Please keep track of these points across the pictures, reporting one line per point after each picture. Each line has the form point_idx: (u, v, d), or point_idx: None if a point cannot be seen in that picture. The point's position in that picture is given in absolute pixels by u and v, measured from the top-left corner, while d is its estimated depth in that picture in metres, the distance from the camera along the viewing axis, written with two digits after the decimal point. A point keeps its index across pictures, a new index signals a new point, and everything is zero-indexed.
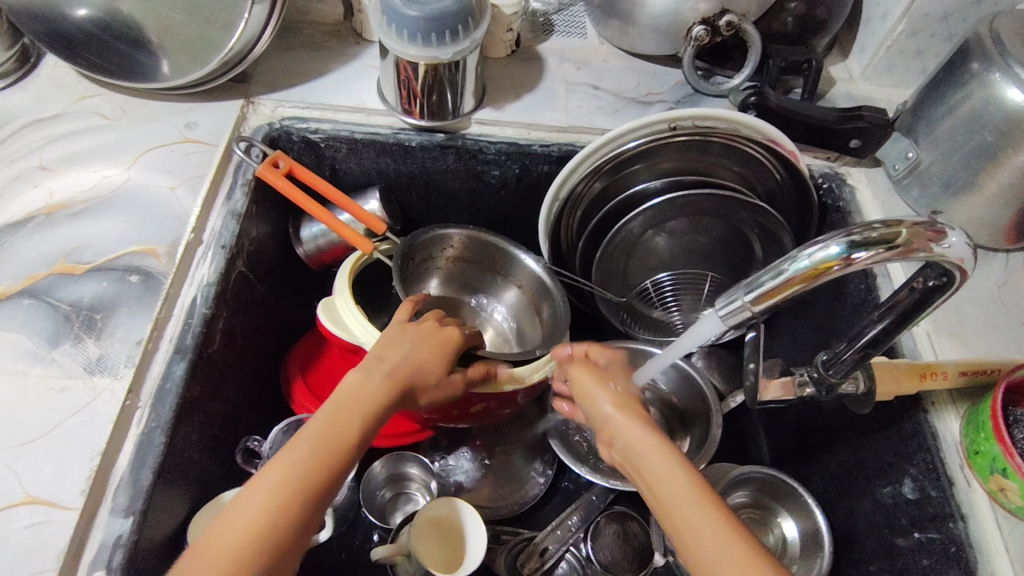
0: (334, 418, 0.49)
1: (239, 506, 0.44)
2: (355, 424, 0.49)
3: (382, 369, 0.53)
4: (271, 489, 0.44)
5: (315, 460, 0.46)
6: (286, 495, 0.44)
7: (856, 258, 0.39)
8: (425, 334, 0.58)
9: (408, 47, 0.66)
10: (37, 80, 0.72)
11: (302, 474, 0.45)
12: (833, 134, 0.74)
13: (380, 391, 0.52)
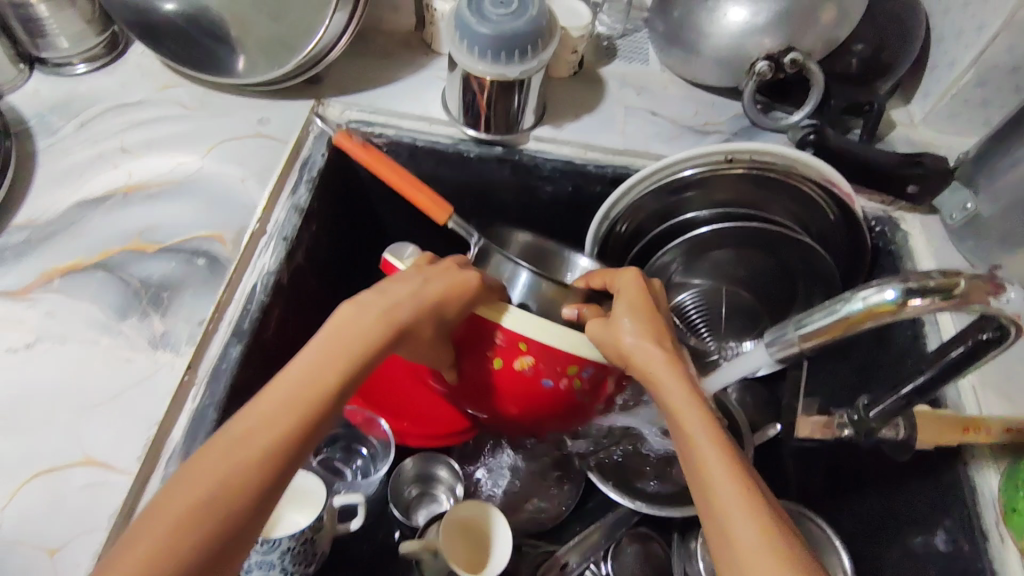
0: (317, 361, 0.47)
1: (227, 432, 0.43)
2: (343, 366, 0.48)
3: (377, 310, 0.51)
4: (254, 431, 0.43)
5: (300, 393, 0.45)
6: (279, 438, 0.43)
7: (910, 304, 0.39)
8: (439, 275, 0.55)
9: (477, 62, 0.68)
10: (123, 67, 0.76)
11: (291, 412, 0.44)
12: (891, 178, 0.74)
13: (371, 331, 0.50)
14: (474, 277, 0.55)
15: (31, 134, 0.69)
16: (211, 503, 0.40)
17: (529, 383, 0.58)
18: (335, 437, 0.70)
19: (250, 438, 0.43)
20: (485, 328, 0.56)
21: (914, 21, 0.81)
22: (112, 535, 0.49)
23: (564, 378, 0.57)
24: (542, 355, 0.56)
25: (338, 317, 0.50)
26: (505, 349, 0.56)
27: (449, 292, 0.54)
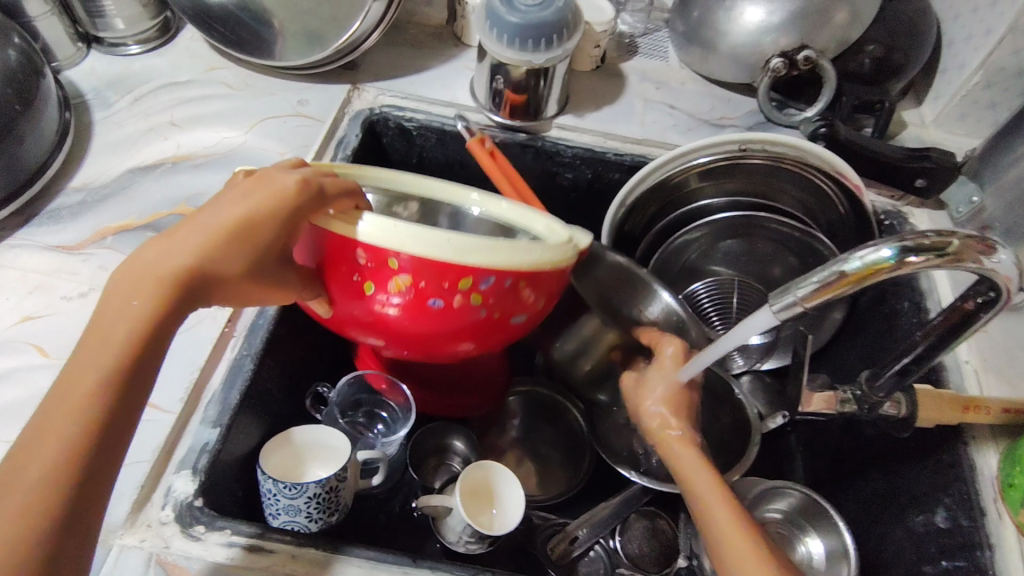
0: (92, 346, 0.38)
1: (22, 441, 0.35)
2: (126, 334, 0.38)
3: (151, 263, 0.41)
4: (38, 445, 0.34)
5: (95, 373, 0.37)
6: (70, 439, 0.35)
7: (907, 261, 0.42)
8: (236, 199, 0.44)
9: (505, 50, 0.72)
10: (174, 48, 0.81)
11: (71, 411, 0.35)
12: (899, 172, 0.77)
13: (152, 289, 0.40)
14: (284, 189, 0.44)
15: (87, 106, 0.74)
16: (6, 541, 0.32)
17: (421, 307, 0.50)
18: (359, 402, 0.74)
19: (33, 452, 0.34)
20: (347, 249, 0.48)
21: (925, 25, 0.84)
22: (155, 465, 0.53)
23: (456, 293, 0.49)
24: (422, 269, 0.48)
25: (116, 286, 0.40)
26: (377, 271, 0.48)
27: (259, 207, 0.44)
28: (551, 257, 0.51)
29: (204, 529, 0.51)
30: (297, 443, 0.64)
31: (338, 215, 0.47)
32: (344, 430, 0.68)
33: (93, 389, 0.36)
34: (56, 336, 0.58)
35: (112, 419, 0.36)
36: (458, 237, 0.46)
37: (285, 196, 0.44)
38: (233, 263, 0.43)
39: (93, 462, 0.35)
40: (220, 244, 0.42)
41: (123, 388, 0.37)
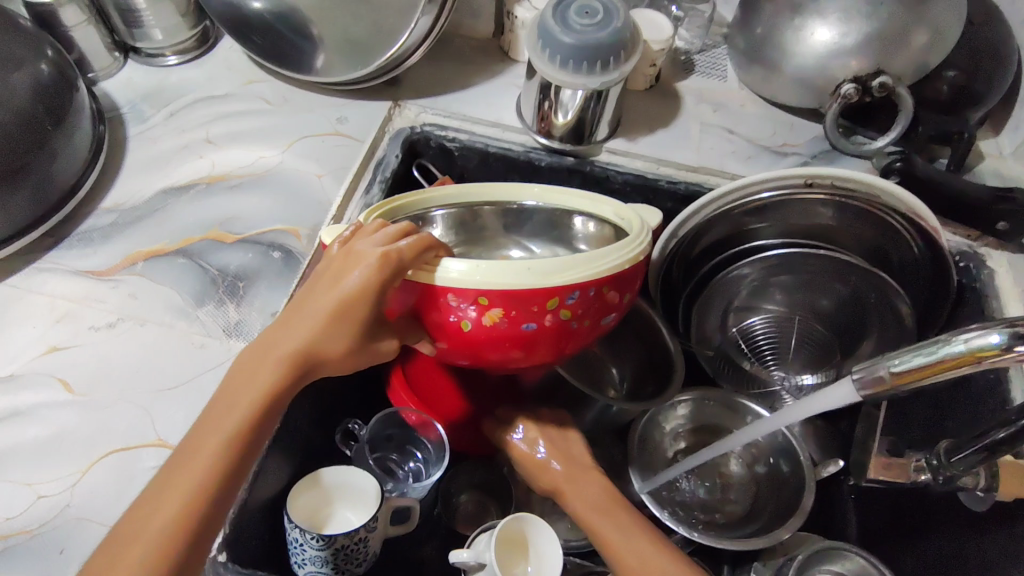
0: (201, 433, 0.40)
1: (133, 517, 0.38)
2: (236, 418, 0.40)
3: (266, 351, 0.43)
4: (145, 522, 0.37)
5: (198, 457, 0.39)
6: (168, 523, 0.37)
7: (1017, 350, 0.37)
8: (334, 277, 0.43)
9: (557, 71, 0.67)
10: (211, 60, 0.78)
11: (176, 499, 0.38)
12: (980, 213, 0.71)
13: (263, 376, 0.42)
14: (370, 264, 0.42)
15: (122, 120, 0.72)
16: None
17: (515, 336, 0.46)
18: (389, 436, 0.70)
19: (138, 529, 0.37)
20: (434, 297, 0.45)
21: (1011, 52, 0.77)
22: None
23: (546, 314, 0.45)
24: (509, 301, 0.44)
25: (233, 369, 0.43)
26: (464, 313, 0.45)
27: (358, 284, 0.42)
28: (628, 256, 0.46)
29: None
30: (327, 483, 0.60)
31: (423, 273, 0.44)
32: (375, 471, 0.66)
33: (197, 479, 0.38)
34: (83, 371, 0.55)
35: (214, 503, 0.39)
36: (532, 263, 0.43)
37: (372, 272, 0.42)
38: (337, 345, 0.44)
39: (190, 548, 0.37)
40: (325, 328, 0.43)
41: (225, 476, 0.39)
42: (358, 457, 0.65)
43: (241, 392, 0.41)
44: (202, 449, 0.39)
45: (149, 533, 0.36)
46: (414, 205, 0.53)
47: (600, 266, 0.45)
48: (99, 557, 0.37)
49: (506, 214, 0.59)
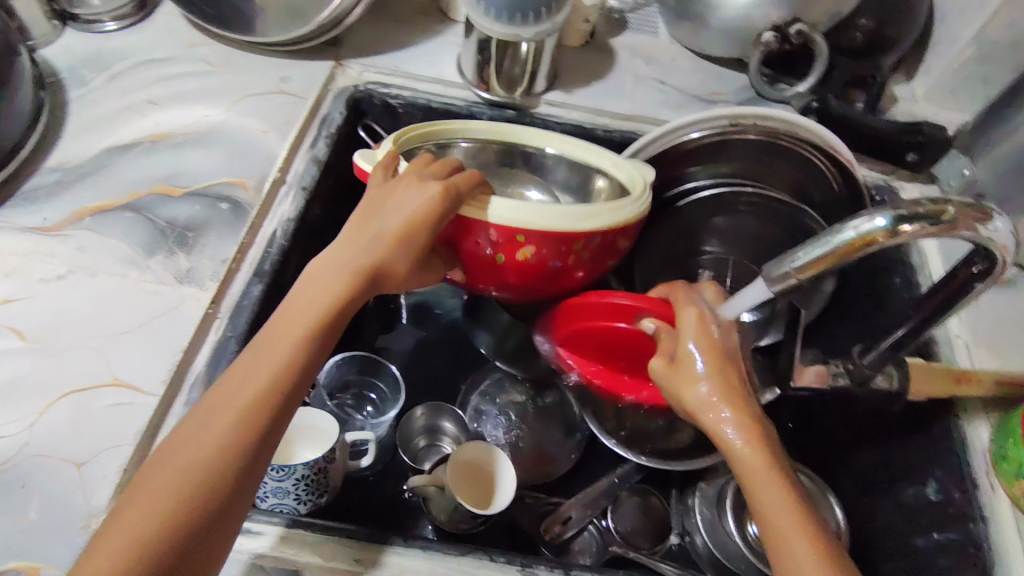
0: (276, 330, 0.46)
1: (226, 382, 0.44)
2: (316, 310, 0.47)
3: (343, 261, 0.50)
4: (240, 387, 0.43)
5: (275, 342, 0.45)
6: (256, 391, 0.43)
7: (901, 230, 0.42)
8: (399, 205, 0.51)
9: (492, 23, 0.70)
10: (151, 26, 0.79)
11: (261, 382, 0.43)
12: (892, 145, 0.76)
13: (336, 282, 0.49)
14: (427, 194, 0.51)
15: (62, 85, 0.72)
16: (200, 459, 0.40)
17: (535, 269, 0.57)
18: (346, 384, 0.73)
19: (231, 393, 0.43)
20: (472, 230, 0.54)
21: None
22: (138, 449, 0.51)
23: (569, 255, 0.56)
24: (542, 240, 0.54)
25: (308, 273, 0.50)
26: (500, 246, 0.54)
27: (422, 213, 0.51)
28: (641, 208, 0.58)
29: None
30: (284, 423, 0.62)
31: (467, 207, 0.53)
32: (333, 411, 0.68)
33: (284, 359, 0.44)
34: (34, 320, 0.56)
35: (292, 386, 0.44)
36: (566, 208, 0.53)
37: (428, 203, 0.51)
38: (400, 261, 0.51)
39: (271, 424, 0.43)
40: (391, 245, 0.51)
41: (304, 364, 0.45)
42: (315, 400, 0.68)
43: (321, 290, 0.48)
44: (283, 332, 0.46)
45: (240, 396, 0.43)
46: (445, 133, 0.65)
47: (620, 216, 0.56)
48: (188, 429, 0.42)
49: (516, 153, 0.71)
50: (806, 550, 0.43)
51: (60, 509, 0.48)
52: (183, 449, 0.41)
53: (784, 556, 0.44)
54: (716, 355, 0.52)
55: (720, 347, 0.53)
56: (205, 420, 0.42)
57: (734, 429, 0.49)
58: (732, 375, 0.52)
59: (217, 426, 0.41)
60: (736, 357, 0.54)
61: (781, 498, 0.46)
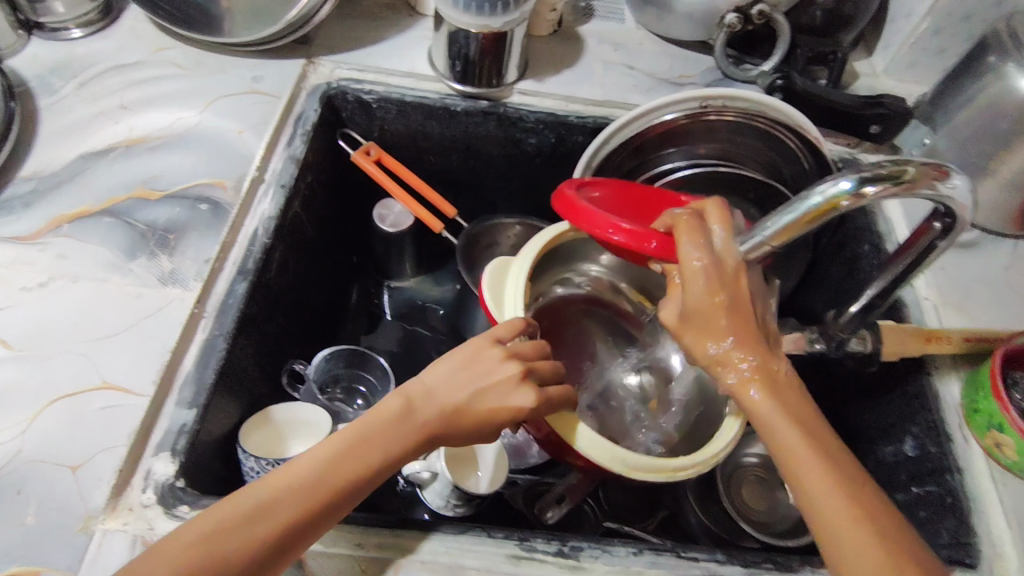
0: (361, 441, 0.48)
1: (271, 482, 0.45)
2: (376, 458, 0.48)
3: (420, 416, 0.50)
4: (277, 503, 0.43)
5: (327, 469, 0.46)
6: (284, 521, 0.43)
7: (865, 192, 0.44)
8: (489, 391, 0.52)
9: (463, 15, 0.72)
10: (118, 32, 0.78)
11: (319, 490, 0.45)
12: (856, 119, 0.78)
13: (404, 437, 0.49)
14: (527, 400, 0.53)
15: (31, 94, 0.71)
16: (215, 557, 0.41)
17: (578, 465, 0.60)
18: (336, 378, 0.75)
19: (268, 510, 0.43)
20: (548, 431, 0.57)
21: None
22: (132, 449, 0.51)
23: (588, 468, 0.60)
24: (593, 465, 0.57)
25: (384, 404, 0.50)
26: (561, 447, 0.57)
27: (493, 413, 0.52)
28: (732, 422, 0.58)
29: (188, 509, 0.50)
30: (277, 420, 0.63)
31: (561, 419, 0.56)
32: (326, 405, 0.69)
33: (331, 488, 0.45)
34: (18, 328, 0.56)
35: (309, 528, 0.44)
36: (632, 457, 0.54)
37: (520, 410, 0.52)
38: (460, 439, 0.52)
39: (267, 563, 0.43)
40: (466, 424, 0.52)
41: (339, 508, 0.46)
42: (306, 395, 0.69)
43: (388, 441, 0.49)
44: (328, 451, 0.47)
45: (274, 518, 0.43)
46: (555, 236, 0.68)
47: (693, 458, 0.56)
48: (215, 512, 0.42)
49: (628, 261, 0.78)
50: (833, 486, 0.43)
51: (58, 512, 0.48)
52: (202, 528, 0.41)
53: (817, 499, 0.43)
54: (723, 312, 0.47)
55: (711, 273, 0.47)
56: (233, 515, 0.42)
57: (754, 395, 0.47)
58: (721, 293, 0.47)
59: (242, 533, 0.42)
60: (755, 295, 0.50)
61: (801, 439, 0.45)
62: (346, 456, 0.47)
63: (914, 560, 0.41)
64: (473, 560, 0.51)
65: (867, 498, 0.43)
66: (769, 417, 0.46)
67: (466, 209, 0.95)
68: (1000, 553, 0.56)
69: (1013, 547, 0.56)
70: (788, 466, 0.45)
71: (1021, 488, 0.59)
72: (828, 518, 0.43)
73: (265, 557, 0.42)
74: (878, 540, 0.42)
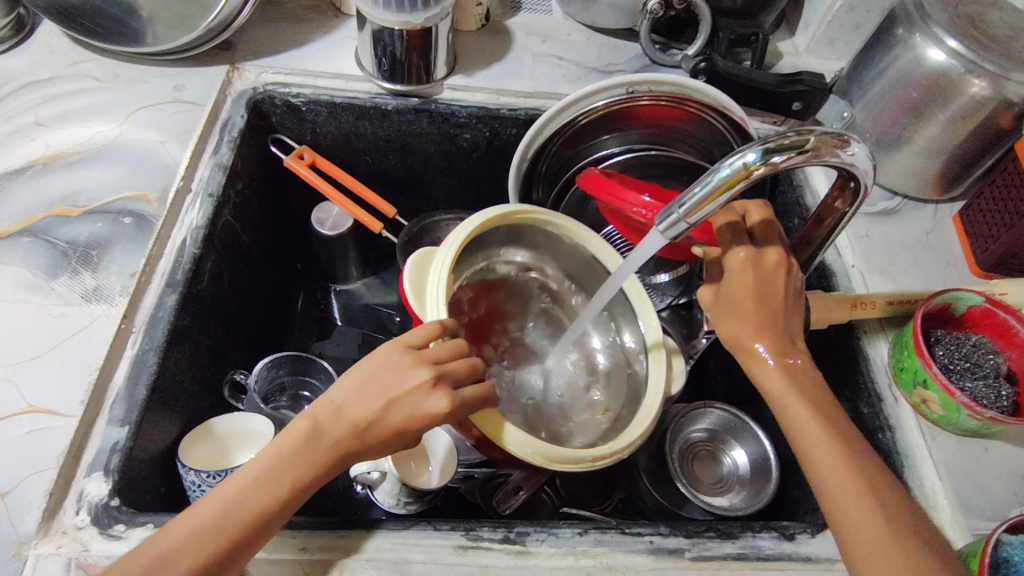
0: (276, 470, 0.47)
1: (182, 524, 0.44)
2: (289, 482, 0.47)
3: (332, 431, 0.49)
4: (194, 543, 0.43)
5: (241, 502, 0.45)
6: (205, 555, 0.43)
7: (771, 162, 0.45)
8: (399, 404, 0.49)
9: (383, 13, 0.71)
10: (30, 47, 0.76)
11: (231, 526, 0.44)
12: (777, 96, 0.81)
13: (317, 459, 0.48)
14: (441, 407, 0.49)
15: None
16: None
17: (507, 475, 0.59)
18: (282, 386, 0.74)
19: (184, 552, 0.42)
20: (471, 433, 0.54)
21: None
22: (63, 471, 0.50)
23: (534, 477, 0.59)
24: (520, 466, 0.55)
25: (292, 430, 0.48)
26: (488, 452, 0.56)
27: (406, 424, 0.50)
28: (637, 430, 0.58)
29: (124, 527, 0.49)
30: (219, 433, 0.62)
31: (483, 420, 0.54)
32: (270, 413, 0.67)
33: (247, 519, 0.45)
34: None
35: (233, 558, 0.44)
36: (546, 450, 0.53)
37: (436, 416, 0.49)
38: (378, 450, 0.50)
39: None
40: (377, 438, 0.49)
41: (258, 535, 0.45)
42: (249, 405, 0.68)
43: (303, 460, 0.47)
44: (245, 481, 0.46)
45: (193, 559, 0.42)
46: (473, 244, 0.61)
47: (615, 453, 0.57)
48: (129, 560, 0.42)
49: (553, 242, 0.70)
50: (841, 470, 0.47)
51: None
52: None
53: (832, 490, 0.47)
54: (750, 270, 0.54)
55: (751, 262, 0.55)
56: (149, 561, 0.42)
57: (780, 385, 0.53)
58: (754, 285, 0.54)
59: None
60: (794, 303, 0.56)
61: (829, 440, 0.49)
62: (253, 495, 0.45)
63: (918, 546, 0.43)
64: (419, 554, 0.51)
65: (875, 484, 0.47)
66: (792, 407, 0.52)
67: (407, 207, 0.95)
68: (931, 503, 0.58)
69: (942, 496, 0.58)
70: (806, 452, 0.50)
71: (949, 440, 0.62)
72: (845, 507, 0.46)
73: None
74: (886, 522, 0.45)
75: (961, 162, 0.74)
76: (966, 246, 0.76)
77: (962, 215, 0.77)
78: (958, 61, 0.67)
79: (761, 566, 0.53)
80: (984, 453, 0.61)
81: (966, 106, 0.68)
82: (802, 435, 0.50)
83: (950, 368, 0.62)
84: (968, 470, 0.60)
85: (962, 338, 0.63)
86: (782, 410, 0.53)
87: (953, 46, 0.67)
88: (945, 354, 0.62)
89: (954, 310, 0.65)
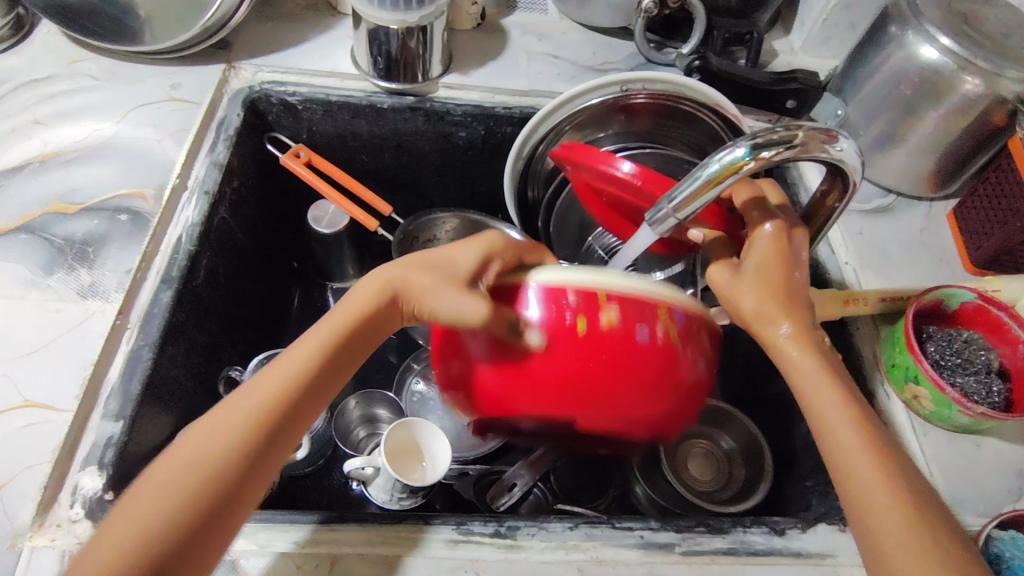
0: (313, 335, 0.46)
1: (209, 422, 0.42)
2: (319, 352, 0.46)
3: (372, 288, 0.49)
4: (210, 444, 0.40)
5: (263, 395, 0.43)
6: (234, 444, 0.41)
7: (759, 157, 0.45)
8: (432, 254, 0.51)
9: (379, 12, 0.72)
10: (29, 46, 0.76)
11: (258, 417, 0.42)
12: (770, 95, 0.81)
13: (363, 309, 0.48)
14: (477, 245, 0.52)
15: None
16: (150, 516, 0.37)
17: (626, 347, 0.50)
18: None
19: (201, 458, 0.40)
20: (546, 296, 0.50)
21: None
22: (58, 465, 0.51)
23: (658, 327, 0.50)
24: (628, 304, 0.50)
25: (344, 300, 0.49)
26: (586, 307, 0.50)
27: (452, 256, 0.51)
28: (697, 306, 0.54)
29: None
30: None
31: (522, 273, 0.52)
32: None
33: (273, 399, 0.43)
34: None
35: (265, 448, 0.42)
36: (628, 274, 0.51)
37: (479, 247, 0.52)
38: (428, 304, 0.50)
39: (213, 511, 0.39)
40: (427, 273, 0.50)
41: (272, 425, 0.42)
42: None
43: (349, 313, 0.48)
44: (283, 364, 0.44)
45: (212, 453, 0.40)
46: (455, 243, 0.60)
47: (742, 296, 0.52)
48: (147, 482, 0.39)
49: None
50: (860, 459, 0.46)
51: None
52: (138, 499, 0.38)
53: (853, 481, 0.46)
54: (784, 243, 0.52)
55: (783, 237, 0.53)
56: (174, 467, 0.39)
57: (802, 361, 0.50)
58: (784, 258, 0.52)
59: (178, 479, 0.39)
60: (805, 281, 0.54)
61: (849, 427, 0.47)
62: (277, 403, 0.43)
63: (923, 521, 0.43)
64: (411, 548, 0.51)
65: (890, 462, 0.46)
66: (808, 392, 0.49)
67: (404, 205, 0.96)
68: None
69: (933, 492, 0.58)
70: (824, 440, 0.48)
71: (941, 437, 0.62)
72: (866, 500, 0.45)
73: (206, 500, 0.39)
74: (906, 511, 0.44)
75: (955, 159, 0.74)
76: (960, 243, 0.76)
77: (956, 213, 0.77)
78: (950, 58, 0.67)
79: (752, 561, 0.53)
80: (976, 450, 0.61)
81: (959, 103, 0.68)
82: (823, 422, 0.48)
83: (941, 364, 0.62)
84: (959, 466, 0.60)
85: (954, 334, 0.64)
86: (799, 392, 0.50)
87: (946, 43, 0.67)
88: (937, 350, 0.63)
89: (947, 306, 0.65)
